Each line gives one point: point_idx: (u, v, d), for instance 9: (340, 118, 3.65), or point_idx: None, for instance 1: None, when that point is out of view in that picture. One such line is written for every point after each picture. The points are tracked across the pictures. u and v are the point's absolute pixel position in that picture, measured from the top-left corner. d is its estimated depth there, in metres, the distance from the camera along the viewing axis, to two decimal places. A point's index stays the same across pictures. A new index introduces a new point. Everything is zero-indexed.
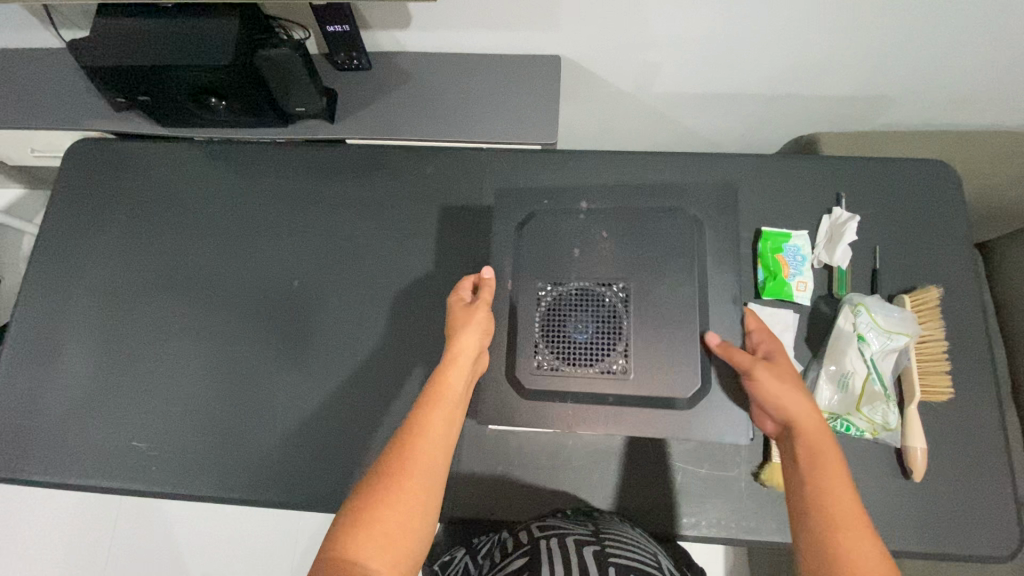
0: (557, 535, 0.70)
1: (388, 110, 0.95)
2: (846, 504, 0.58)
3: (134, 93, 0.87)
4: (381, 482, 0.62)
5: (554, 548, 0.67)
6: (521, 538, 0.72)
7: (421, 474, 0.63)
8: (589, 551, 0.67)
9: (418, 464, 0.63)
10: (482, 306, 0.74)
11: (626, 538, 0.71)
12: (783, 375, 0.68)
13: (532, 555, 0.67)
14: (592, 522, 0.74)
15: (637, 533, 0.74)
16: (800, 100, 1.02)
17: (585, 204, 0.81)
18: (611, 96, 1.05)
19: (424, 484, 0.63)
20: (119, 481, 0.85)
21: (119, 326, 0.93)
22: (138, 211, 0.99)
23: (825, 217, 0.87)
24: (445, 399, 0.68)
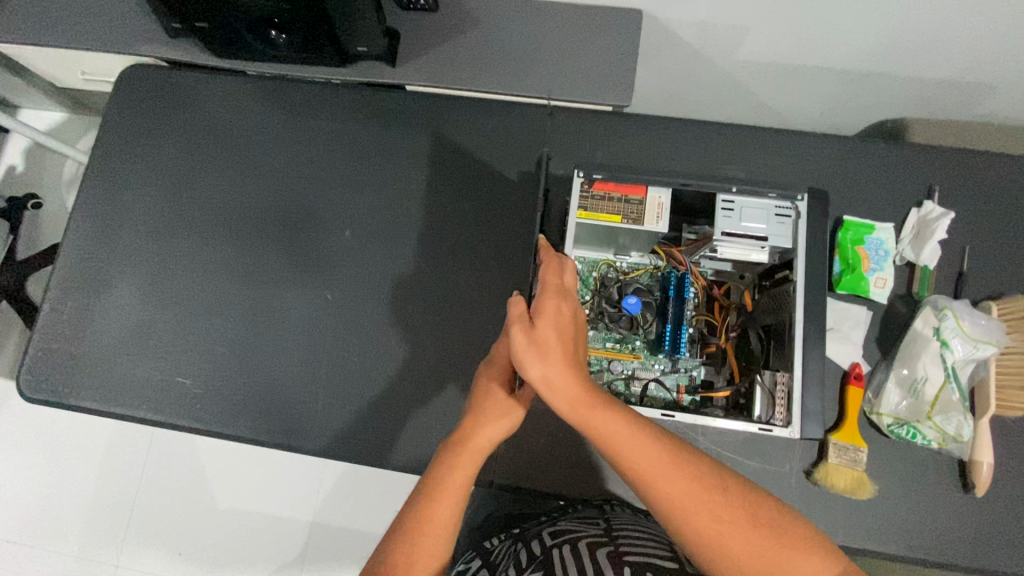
0: (570, 540, 0.67)
1: (453, 59, 0.90)
2: (675, 482, 0.51)
3: (193, 18, 0.83)
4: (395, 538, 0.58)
5: (569, 555, 0.64)
6: (535, 548, 0.68)
7: (436, 534, 0.58)
8: (603, 553, 0.64)
9: (435, 525, 0.58)
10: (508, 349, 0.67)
11: (639, 535, 0.68)
12: (542, 342, 0.56)
13: (548, 567, 0.63)
14: (603, 522, 0.72)
15: (654, 529, 0.71)
16: (896, 82, 0.94)
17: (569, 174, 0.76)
18: (689, 60, 0.97)
19: (439, 542, 0.58)
20: (162, 414, 0.86)
21: (168, 261, 0.92)
22: (189, 144, 0.96)
23: (913, 211, 0.81)
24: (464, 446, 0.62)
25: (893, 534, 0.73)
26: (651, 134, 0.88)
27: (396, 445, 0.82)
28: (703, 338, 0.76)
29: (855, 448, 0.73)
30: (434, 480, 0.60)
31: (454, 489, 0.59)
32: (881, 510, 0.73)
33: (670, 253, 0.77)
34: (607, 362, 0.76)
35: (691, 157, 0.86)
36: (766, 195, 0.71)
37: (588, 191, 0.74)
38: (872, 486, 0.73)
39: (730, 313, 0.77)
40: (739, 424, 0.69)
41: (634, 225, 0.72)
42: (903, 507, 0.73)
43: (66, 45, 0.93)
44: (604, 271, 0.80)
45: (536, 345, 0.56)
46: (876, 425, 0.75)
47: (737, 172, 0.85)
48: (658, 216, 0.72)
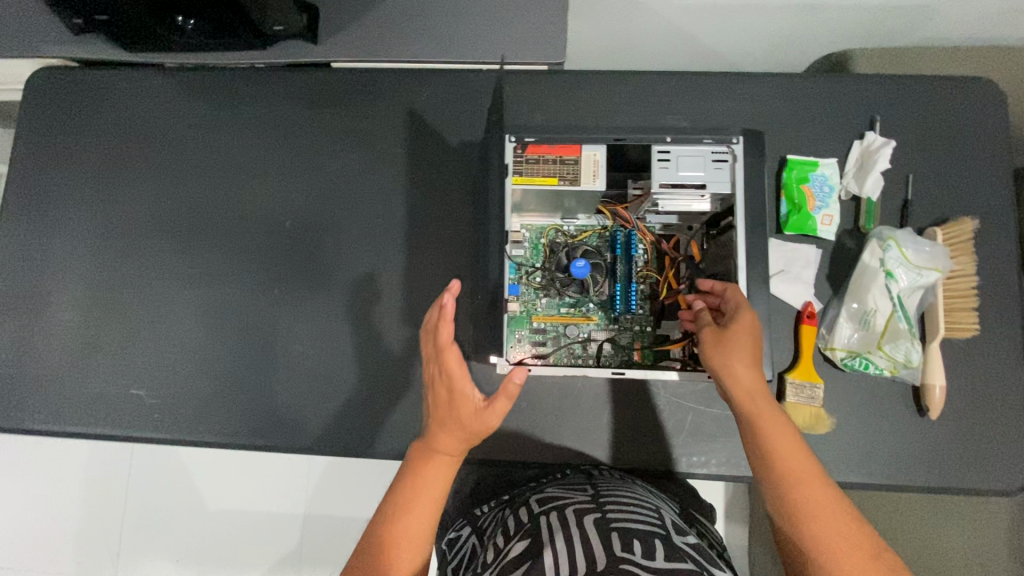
0: (557, 508, 0.69)
1: (378, 29, 0.86)
2: (817, 496, 0.56)
3: (91, 11, 0.77)
4: (372, 542, 0.58)
5: (554, 522, 0.66)
6: (523, 517, 0.71)
7: (415, 539, 0.58)
8: (591, 519, 0.66)
9: (410, 531, 0.58)
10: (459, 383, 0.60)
11: (626, 500, 0.70)
12: (742, 350, 0.62)
13: (536, 534, 0.65)
14: (591, 489, 0.74)
15: (642, 495, 0.74)
16: (835, 12, 0.92)
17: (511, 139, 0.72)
18: (624, 7, 0.94)
19: (419, 546, 0.58)
20: (120, 428, 0.84)
21: (106, 271, 0.89)
22: (112, 147, 0.92)
23: (856, 143, 0.81)
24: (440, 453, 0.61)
25: (854, 464, 0.75)
26: (589, 90, 0.85)
27: (361, 434, 0.81)
28: (654, 292, 0.77)
29: (812, 385, 0.74)
30: (409, 483, 0.61)
31: (430, 493, 0.60)
32: (841, 443, 0.75)
33: (616, 212, 0.76)
34: (563, 327, 0.77)
35: (631, 109, 0.84)
36: (701, 141, 0.70)
37: (521, 156, 0.72)
38: (829, 420, 0.75)
39: (680, 266, 0.77)
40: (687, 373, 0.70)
41: (571, 185, 0.70)
42: (862, 437, 0.75)
43: None
44: (552, 236, 0.79)
45: (728, 350, 0.62)
46: (831, 361, 0.76)
47: (680, 120, 0.83)
48: (594, 173, 0.70)
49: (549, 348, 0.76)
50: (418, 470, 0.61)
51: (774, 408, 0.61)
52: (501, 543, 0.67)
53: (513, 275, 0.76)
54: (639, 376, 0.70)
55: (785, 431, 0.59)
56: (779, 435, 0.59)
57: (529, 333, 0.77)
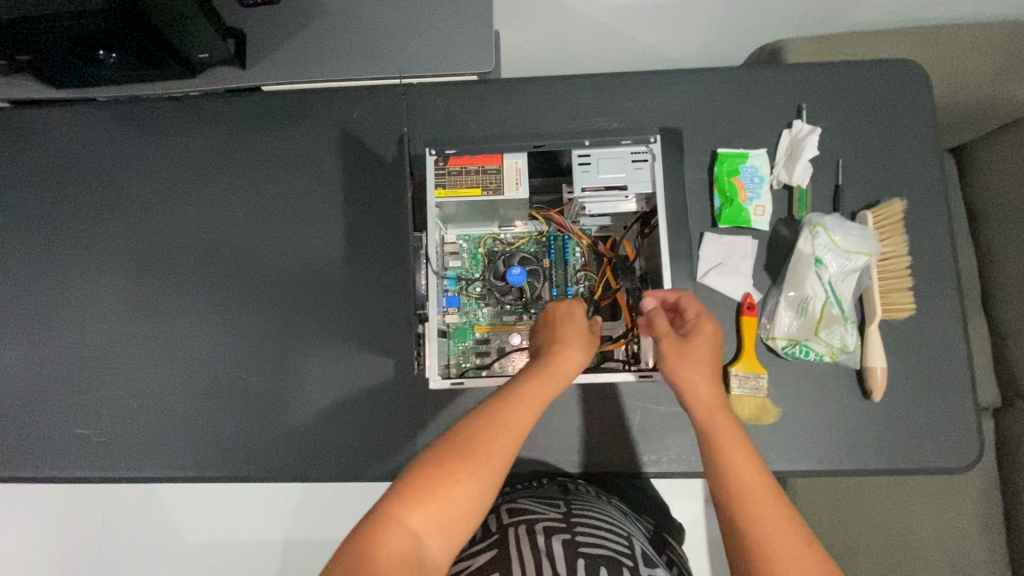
0: (527, 521, 0.68)
1: (305, 50, 0.86)
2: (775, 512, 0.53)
3: (11, 52, 0.76)
4: (433, 471, 0.52)
5: (524, 537, 0.65)
6: (492, 525, 0.70)
7: (476, 486, 0.52)
8: (559, 540, 0.65)
9: (462, 496, 0.52)
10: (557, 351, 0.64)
11: (598, 521, 0.69)
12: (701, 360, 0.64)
13: (502, 547, 0.64)
14: (564, 505, 0.73)
15: (615, 516, 0.73)
16: (760, 3, 0.93)
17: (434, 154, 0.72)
18: (553, 12, 0.95)
19: (474, 505, 0.52)
20: (68, 468, 0.83)
21: (47, 311, 0.88)
22: (48, 185, 0.91)
23: (785, 133, 0.81)
24: (507, 431, 0.55)
25: (803, 451, 0.75)
26: (520, 97, 0.86)
27: (312, 457, 0.80)
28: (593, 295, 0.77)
29: (756, 375, 0.74)
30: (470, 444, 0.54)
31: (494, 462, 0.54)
32: (789, 431, 0.75)
33: (549, 217, 0.76)
34: (504, 335, 0.77)
35: (562, 114, 0.85)
36: (619, 143, 0.71)
37: (444, 168, 0.72)
38: (776, 410, 0.75)
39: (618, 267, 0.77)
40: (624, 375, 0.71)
41: (494, 195, 0.70)
42: (810, 424, 0.75)
43: None
44: (490, 245, 0.79)
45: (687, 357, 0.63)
46: (774, 350, 0.77)
47: (611, 121, 0.84)
48: (518, 181, 0.71)
49: (492, 356, 0.76)
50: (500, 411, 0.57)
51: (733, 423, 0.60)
52: (467, 546, 0.67)
53: (452, 287, 0.77)
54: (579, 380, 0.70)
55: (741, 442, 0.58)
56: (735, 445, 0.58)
57: (473, 345, 0.77)
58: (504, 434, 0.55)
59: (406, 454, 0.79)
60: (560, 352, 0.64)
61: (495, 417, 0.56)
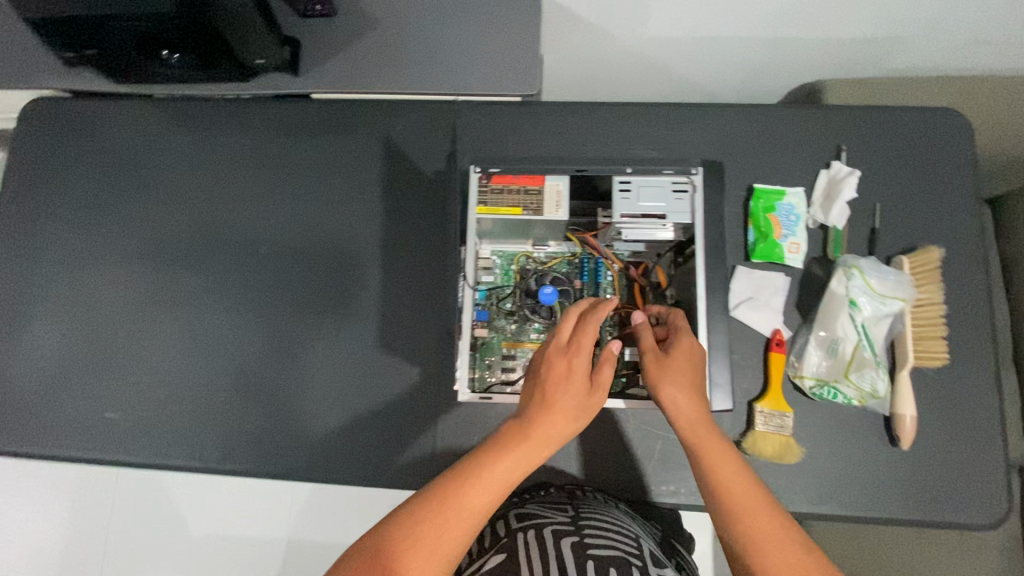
0: (535, 526, 0.68)
1: (357, 62, 0.89)
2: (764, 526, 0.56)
3: (80, 44, 0.80)
4: (398, 530, 0.54)
5: (532, 541, 0.65)
6: (500, 531, 0.70)
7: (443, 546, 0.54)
8: (569, 542, 0.64)
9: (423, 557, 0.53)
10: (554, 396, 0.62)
11: (606, 524, 0.69)
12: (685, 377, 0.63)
13: (512, 551, 0.64)
14: (572, 509, 0.72)
15: (622, 519, 0.72)
16: (803, 43, 0.94)
17: (479, 171, 0.73)
18: (597, 40, 0.97)
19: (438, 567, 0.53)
20: (94, 450, 0.84)
21: (89, 295, 0.90)
22: (101, 174, 0.95)
23: (823, 173, 0.82)
24: (471, 494, 0.56)
25: (827, 495, 0.74)
26: (561, 119, 0.88)
27: (331, 457, 0.81)
28: (622, 320, 0.76)
29: (782, 414, 0.74)
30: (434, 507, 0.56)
31: (454, 523, 0.55)
32: (812, 471, 0.74)
33: (583, 239, 0.77)
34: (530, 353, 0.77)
35: (602, 139, 0.86)
36: (661, 172, 0.71)
37: (487, 186, 0.73)
38: (798, 449, 0.74)
39: (648, 294, 0.77)
40: None
41: (534, 216, 0.71)
42: (834, 467, 0.74)
43: None
44: (522, 263, 0.80)
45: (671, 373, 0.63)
46: (801, 389, 0.76)
47: (650, 149, 0.85)
48: (558, 204, 0.72)
49: (518, 374, 0.77)
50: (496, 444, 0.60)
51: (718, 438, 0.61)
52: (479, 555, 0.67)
53: (483, 300, 0.78)
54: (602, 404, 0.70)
55: (726, 457, 0.60)
56: (719, 461, 0.60)
57: (499, 361, 0.77)
58: (469, 498, 0.56)
59: (425, 464, 0.80)
60: (546, 413, 0.61)
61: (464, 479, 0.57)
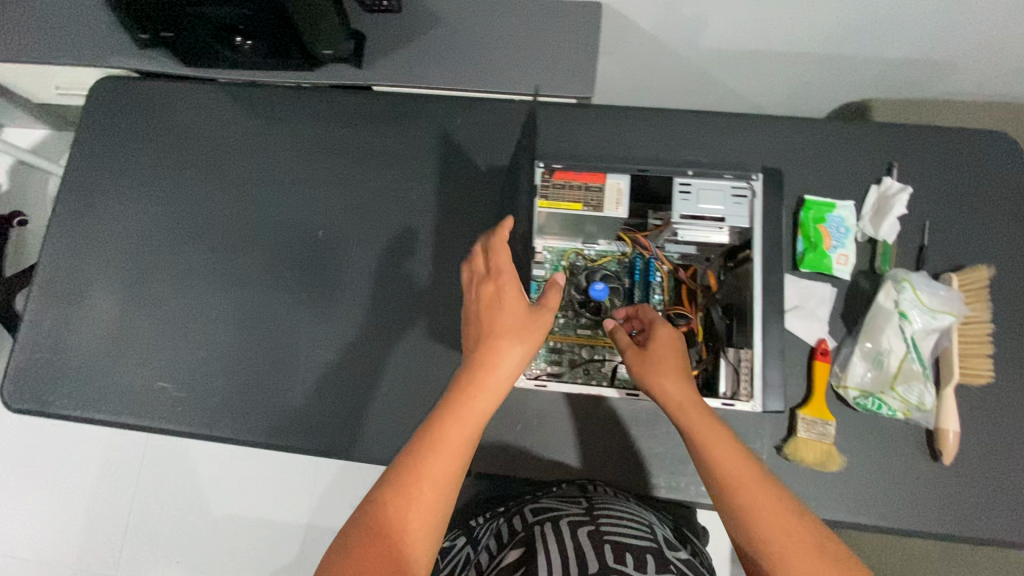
0: (551, 518, 0.69)
1: (419, 58, 0.92)
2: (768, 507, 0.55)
3: (159, 26, 0.84)
4: (388, 494, 0.54)
5: (548, 532, 0.66)
6: (516, 526, 0.71)
7: (438, 501, 0.55)
8: (585, 531, 0.65)
9: (417, 515, 0.54)
10: (502, 333, 0.61)
11: (620, 514, 0.70)
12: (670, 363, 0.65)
13: (529, 541, 0.65)
14: (585, 501, 0.73)
15: (636, 510, 0.73)
16: (853, 61, 0.95)
17: (542, 166, 0.75)
18: (650, 49, 0.99)
19: (432, 521, 0.54)
20: (144, 417, 0.87)
21: (146, 267, 0.93)
22: (164, 151, 0.98)
23: (873, 188, 0.83)
24: (451, 453, 0.56)
25: (865, 505, 0.74)
26: (615, 122, 0.90)
27: (374, 439, 0.83)
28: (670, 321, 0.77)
29: (824, 422, 0.75)
30: (419, 469, 0.55)
31: (438, 482, 0.55)
32: (853, 481, 0.75)
33: (636, 239, 0.79)
34: (577, 348, 0.78)
35: (655, 143, 0.88)
36: (721, 176, 0.73)
37: (549, 181, 0.75)
38: (839, 458, 0.75)
39: (697, 296, 0.78)
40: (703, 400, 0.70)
41: (595, 212, 0.73)
42: (874, 478, 0.75)
43: (39, 59, 0.95)
44: (572, 259, 0.82)
45: (656, 360, 0.66)
46: (844, 399, 0.77)
47: (703, 156, 0.87)
48: (618, 202, 0.73)
49: (563, 368, 0.78)
50: (454, 399, 0.59)
51: (709, 419, 0.62)
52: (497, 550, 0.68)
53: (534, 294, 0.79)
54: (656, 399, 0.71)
55: (721, 438, 0.60)
56: (716, 443, 0.60)
57: (545, 353, 0.78)
58: (452, 457, 0.56)
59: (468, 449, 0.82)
60: (493, 352, 0.60)
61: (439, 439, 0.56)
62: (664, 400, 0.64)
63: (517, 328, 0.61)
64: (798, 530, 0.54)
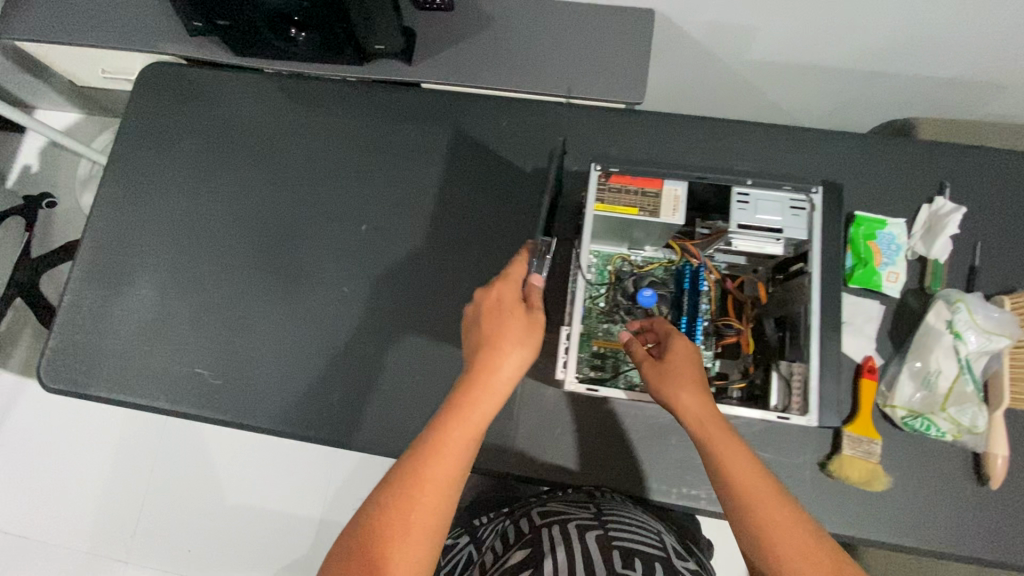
0: (559, 521, 0.69)
1: (469, 56, 0.92)
2: (783, 525, 0.55)
3: (215, 15, 0.85)
4: (387, 500, 0.55)
5: (556, 536, 0.66)
6: (524, 527, 0.72)
7: (437, 505, 0.55)
8: (593, 536, 0.66)
9: (416, 520, 0.54)
10: (498, 344, 0.62)
11: (629, 520, 0.70)
12: (687, 374, 0.64)
13: (536, 544, 0.66)
14: (594, 506, 0.73)
15: (643, 516, 0.73)
16: (902, 79, 0.95)
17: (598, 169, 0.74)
18: (698, 58, 0.99)
19: (431, 525, 0.55)
20: (179, 404, 0.87)
21: (187, 253, 0.93)
22: (209, 139, 0.98)
23: (924, 206, 0.82)
24: (447, 455, 0.57)
25: (909, 527, 0.73)
26: (663, 131, 0.90)
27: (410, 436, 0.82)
28: (718, 331, 0.76)
29: (869, 440, 0.74)
30: (416, 474, 0.56)
31: (435, 486, 0.56)
32: (897, 503, 0.74)
33: (685, 247, 0.78)
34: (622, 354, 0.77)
35: (702, 153, 0.89)
36: (780, 188, 0.72)
37: (605, 184, 0.74)
38: (885, 479, 0.74)
39: (745, 307, 0.77)
40: (756, 412, 0.69)
41: (650, 217, 0.72)
42: (919, 499, 0.74)
43: (91, 42, 0.96)
44: (618, 265, 0.81)
45: (672, 371, 0.64)
46: (891, 418, 0.76)
47: (751, 167, 0.86)
48: (675, 208, 0.73)
49: (607, 375, 0.77)
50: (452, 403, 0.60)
51: (725, 432, 0.61)
52: (503, 551, 0.69)
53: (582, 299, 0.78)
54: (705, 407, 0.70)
55: (737, 452, 0.59)
56: (731, 457, 0.59)
57: (589, 358, 0.78)
58: (448, 460, 0.57)
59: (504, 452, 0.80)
60: (489, 360, 0.62)
61: (436, 443, 0.58)
62: (682, 413, 0.63)
63: (511, 334, 0.62)
64: (815, 549, 0.54)
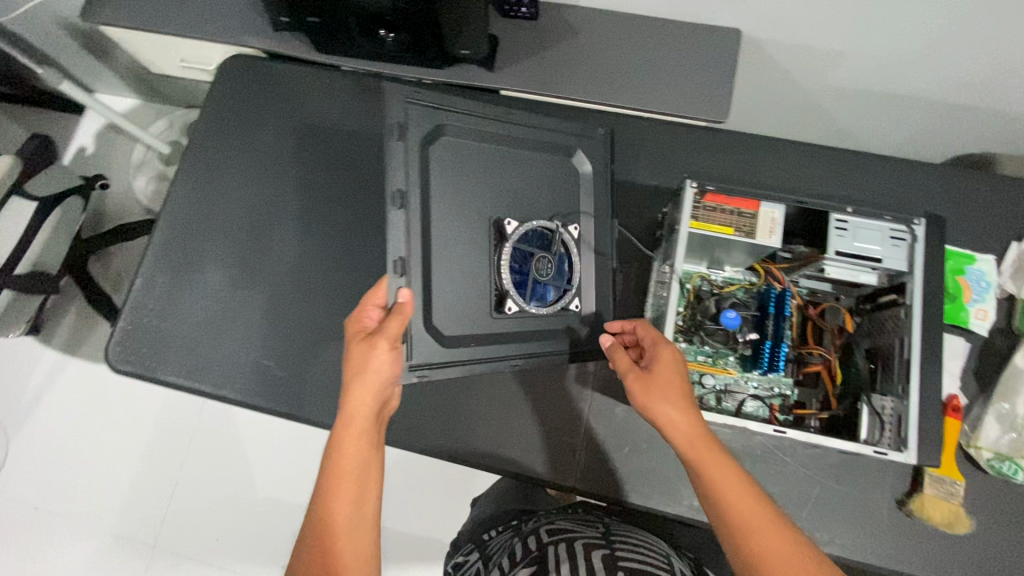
0: (567, 539, 0.69)
1: (551, 66, 0.92)
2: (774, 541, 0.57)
3: (307, 13, 0.85)
4: (313, 531, 0.63)
5: (564, 553, 0.66)
6: (530, 544, 0.71)
7: (358, 524, 0.64)
8: (600, 554, 0.65)
9: (347, 541, 0.62)
10: (357, 380, 0.66)
11: (637, 544, 0.70)
12: (671, 391, 0.64)
13: (543, 560, 0.66)
14: (600, 528, 0.73)
15: (650, 540, 0.73)
16: (988, 115, 0.94)
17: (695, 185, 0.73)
18: (777, 81, 0.98)
19: (358, 543, 0.63)
20: (244, 394, 0.87)
21: (257, 245, 0.94)
22: (285, 133, 0.99)
23: (1014, 245, 0.81)
24: (345, 481, 0.64)
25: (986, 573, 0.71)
26: (742, 154, 0.90)
27: (475, 441, 0.85)
28: (801, 359, 0.75)
29: (952, 481, 0.72)
30: (327, 506, 0.63)
31: (345, 512, 0.63)
32: (976, 547, 0.72)
33: (770, 270, 0.77)
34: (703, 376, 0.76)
35: (781, 177, 0.89)
36: (881, 217, 0.71)
37: (699, 202, 0.74)
38: (967, 521, 0.71)
39: (825, 336, 0.76)
40: (852, 444, 0.67)
41: (747, 238, 0.71)
42: (999, 545, 0.72)
43: (177, 32, 0.96)
44: (697, 284, 0.79)
45: (657, 387, 0.65)
46: (975, 461, 0.74)
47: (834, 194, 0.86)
48: (772, 231, 0.72)
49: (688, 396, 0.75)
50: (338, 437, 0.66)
51: (714, 448, 0.62)
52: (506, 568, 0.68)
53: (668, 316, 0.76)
54: (801, 436, 0.68)
55: (725, 467, 0.61)
56: (719, 473, 0.61)
57: None
58: (348, 485, 0.64)
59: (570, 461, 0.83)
60: (351, 397, 0.66)
61: (332, 476, 0.64)
62: (671, 430, 0.63)
63: (367, 370, 0.66)
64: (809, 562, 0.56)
